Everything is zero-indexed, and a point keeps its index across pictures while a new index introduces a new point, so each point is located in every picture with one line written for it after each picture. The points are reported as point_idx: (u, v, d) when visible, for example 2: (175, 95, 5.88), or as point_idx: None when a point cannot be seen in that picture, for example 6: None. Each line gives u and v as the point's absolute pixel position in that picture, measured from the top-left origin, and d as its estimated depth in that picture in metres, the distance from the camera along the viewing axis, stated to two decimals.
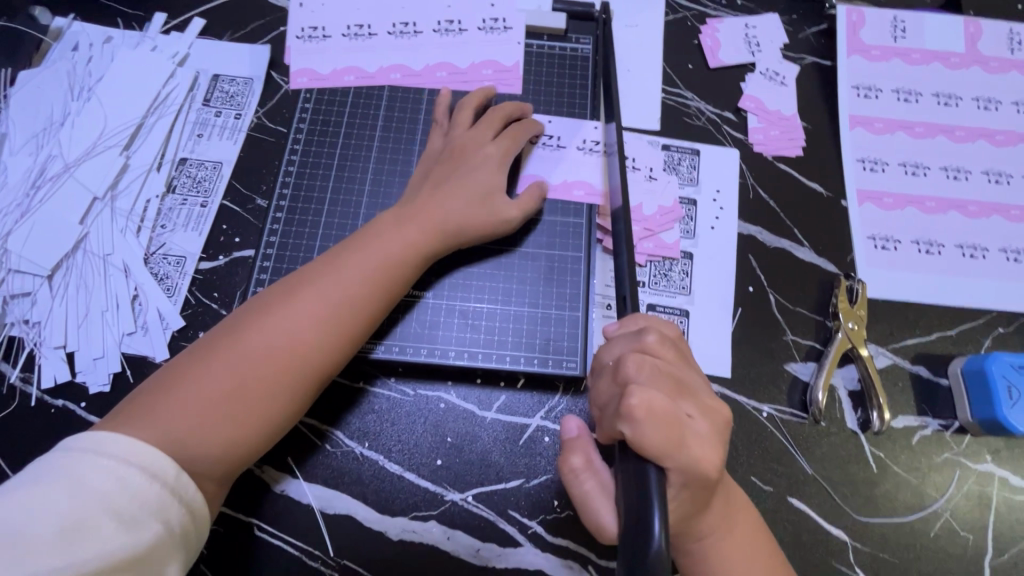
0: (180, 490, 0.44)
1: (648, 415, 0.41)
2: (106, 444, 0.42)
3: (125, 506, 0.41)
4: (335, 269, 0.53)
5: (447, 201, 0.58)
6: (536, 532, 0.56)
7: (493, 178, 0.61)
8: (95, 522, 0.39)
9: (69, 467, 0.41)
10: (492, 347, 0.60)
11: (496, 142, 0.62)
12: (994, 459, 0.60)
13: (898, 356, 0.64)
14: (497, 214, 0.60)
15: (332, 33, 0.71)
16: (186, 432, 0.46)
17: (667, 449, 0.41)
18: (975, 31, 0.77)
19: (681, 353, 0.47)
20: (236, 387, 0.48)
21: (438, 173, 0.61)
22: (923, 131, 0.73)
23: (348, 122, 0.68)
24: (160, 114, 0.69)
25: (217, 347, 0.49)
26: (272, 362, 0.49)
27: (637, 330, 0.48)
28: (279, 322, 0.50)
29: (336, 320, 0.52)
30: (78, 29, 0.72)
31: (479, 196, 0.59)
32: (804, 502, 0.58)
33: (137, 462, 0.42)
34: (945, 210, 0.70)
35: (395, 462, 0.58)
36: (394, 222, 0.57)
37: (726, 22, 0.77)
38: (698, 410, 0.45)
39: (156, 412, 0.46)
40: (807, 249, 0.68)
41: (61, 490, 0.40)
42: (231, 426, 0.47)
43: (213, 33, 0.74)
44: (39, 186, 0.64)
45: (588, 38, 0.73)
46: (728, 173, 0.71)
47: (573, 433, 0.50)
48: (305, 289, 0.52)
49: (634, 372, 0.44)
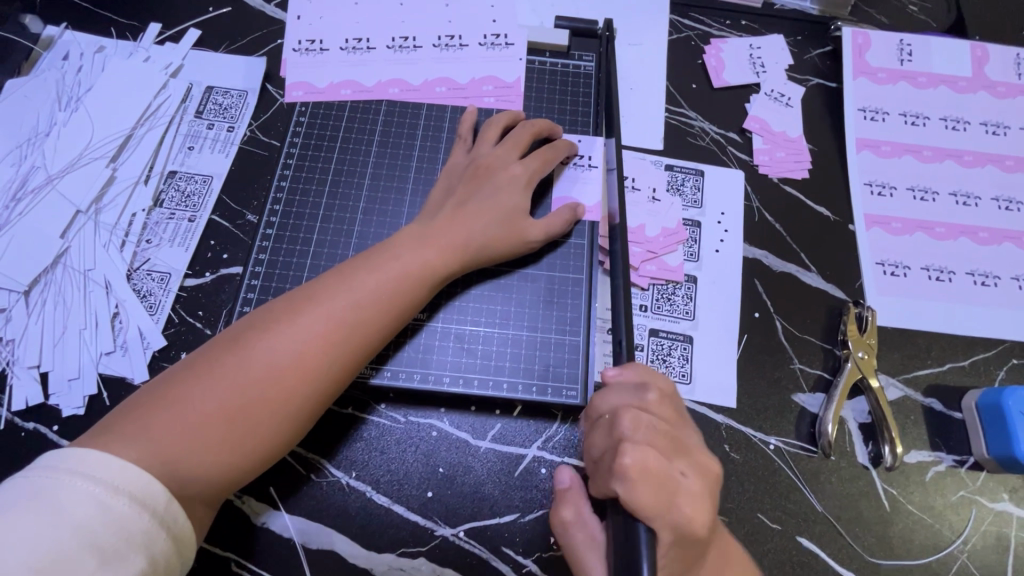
0: (169, 519, 0.41)
1: (641, 479, 0.40)
2: (92, 466, 0.39)
3: (106, 541, 0.37)
4: (348, 285, 0.51)
5: (469, 220, 0.56)
6: (531, 571, 0.53)
7: (516, 199, 0.58)
8: (74, 555, 0.36)
9: (49, 495, 0.38)
10: (489, 373, 0.57)
11: (524, 162, 0.60)
12: (1011, 498, 0.57)
13: (909, 387, 0.62)
14: (518, 236, 0.58)
15: (329, 46, 0.69)
16: (176, 455, 0.43)
17: (659, 509, 0.40)
18: (981, 56, 0.76)
19: (680, 414, 0.45)
20: (233, 407, 0.45)
21: (463, 190, 0.59)
22: (931, 155, 0.72)
23: (344, 137, 0.66)
24: (150, 126, 0.67)
25: (218, 362, 0.46)
26: (274, 382, 0.46)
27: (639, 381, 0.46)
28: (286, 338, 0.48)
29: (347, 341, 0.49)
30: (70, 38, 0.71)
31: (503, 217, 0.58)
32: (814, 542, 0.55)
33: (124, 491, 0.39)
34: (954, 236, 0.68)
35: (383, 494, 0.55)
36: (412, 238, 0.55)
37: (729, 42, 0.76)
38: (693, 469, 0.43)
39: (145, 430, 0.43)
40: (814, 274, 0.66)
41: (41, 521, 0.36)
42: (223, 448, 0.44)
43: (208, 45, 0.73)
44: (21, 198, 0.62)
45: (591, 56, 0.72)
46: (733, 194, 0.69)
47: (566, 484, 0.51)
48: (317, 305, 0.50)
49: (629, 431, 0.42)
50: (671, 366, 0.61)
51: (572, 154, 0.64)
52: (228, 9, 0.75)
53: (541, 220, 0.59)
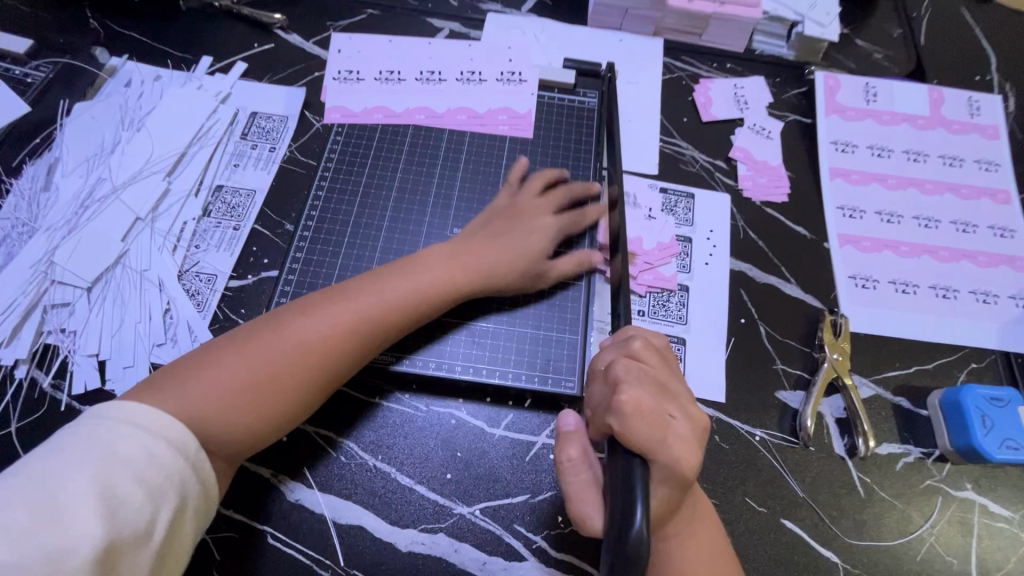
0: (197, 465, 0.46)
1: (635, 412, 0.47)
2: (136, 414, 0.45)
3: (151, 475, 0.43)
4: (376, 287, 0.58)
5: (493, 249, 0.64)
6: (541, 547, 0.58)
7: (539, 245, 0.66)
8: (123, 486, 0.42)
9: (96, 440, 0.43)
10: (496, 364, 0.64)
11: (555, 219, 0.69)
12: (974, 487, 0.64)
13: (880, 387, 0.68)
14: (535, 277, 0.66)
15: (365, 77, 0.79)
16: (206, 413, 0.48)
17: (653, 439, 0.46)
18: (937, 98, 0.87)
19: (667, 365, 0.52)
20: (262, 377, 0.51)
21: (498, 225, 0.67)
22: (895, 183, 0.81)
23: (375, 156, 0.74)
24: (201, 145, 0.75)
25: (254, 338, 0.53)
26: (299, 360, 0.53)
27: (626, 338, 0.54)
28: (314, 325, 0.54)
29: (365, 333, 0.56)
30: (131, 68, 0.80)
31: (523, 256, 0.65)
32: (796, 524, 0.61)
33: (162, 436, 0.45)
34: (918, 254, 0.76)
35: (406, 474, 0.61)
36: (442, 255, 0.63)
37: (716, 82, 0.86)
38: (682, 413, 0.49)
39: (183, 388, 0.49)
40: (793, 286, 0.74)
41: (92, 459, 0.42)
42: (246, 414, 0.50)
43: (254, 76, 0.82)
44: (88, 206, 0.69)
45: (594, 92, 0.81)
46: (721, 214, 0.77)
47: (571, 426, 0.53)
48: (345, 300, 0.57)
49: (622, 377, 0.49)
50: None
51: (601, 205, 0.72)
52: (272, 46, 0.84)
53: (556, 265, 0.67)
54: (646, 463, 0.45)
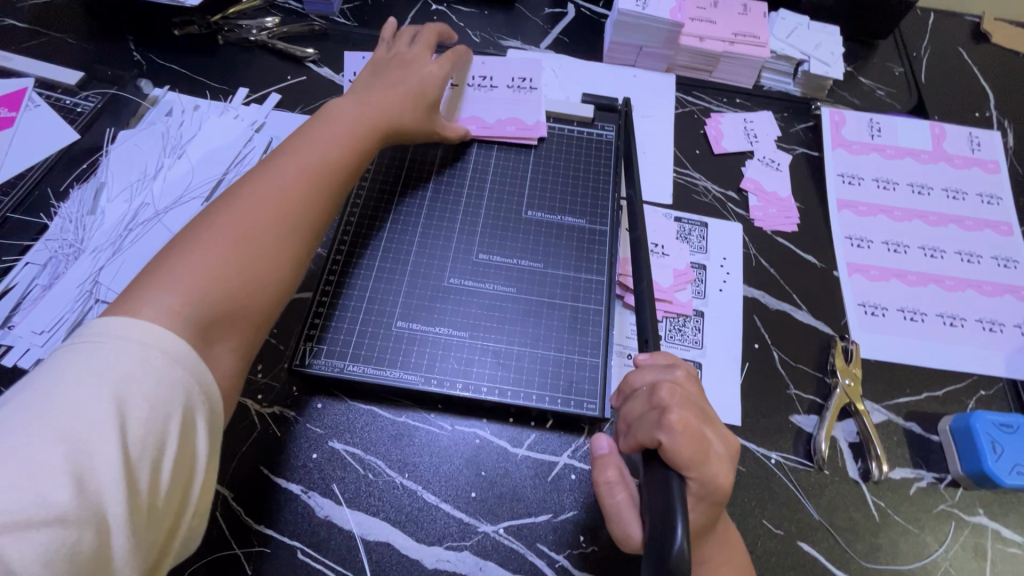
0: (199, 371, 0.44)
1: (681, 433, 0.48)
2: (119, 331, 0.43)
3: (151, 391, 0.41)
4: (309, 142, 0.63)
5: (397, 92, 0.72)
6: (564, 566, 0.60)
7: (432, 74, 0.77)
8: (123, 404, 0.39)
9: (88, 360, 0.41)
10: (520, 385, 0.66)
11: (439, 59, 0.79)
12: (986, 511, 0.65)
13: (892, 412, 0.70)
14: (436, 107, 0.76)
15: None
16: (201, 291, 0.49)
17: (695, 460, 0.47)
18: (940, 134, 0.91)
19: (703, 388, 0.54)
20: (240, 240, 0.53)
21: (392, 67, 0.76)
22: (901, 215, 0.84)
23: (403, 182, 0.77)
24: (238, 172, 0.78)
25: (208, 224, 0.53)
26: (264, 214, 0.56)
27: (669, 363, 0.55)
28: (261, 187, 0.57)
29: (316, 176, 0.61)
30: (172, 98, 0.84)
31: (424, 90, 0.75)
32: (813, 546, 0.62)
33: (153, 344, 0.43)
34: (925, 284, 0.79)
35: (432, 492, 0.62)
36: (342, 104, 0.69)
37: (727, 116, 0.90)
38: (721, 435, 0.51)
39: (168, 278, 0.48)
40: (805, 313, 0.76)
41: (87, 377, 0.39)
42: (237, 278, 0.52)
43: (287, 106, 0.86)
44: (132, 229, 0.72)
45: (611, 126, 0.85)
46: (733, 243, 0.80)
47: (605, 450, 0.55)
48: (282, 162, 0.60)
49: (668, 396, 0.51)
50: None
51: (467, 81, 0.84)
52: (304, 78, 0.89)
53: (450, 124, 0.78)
54: (686, 480, 0.47)
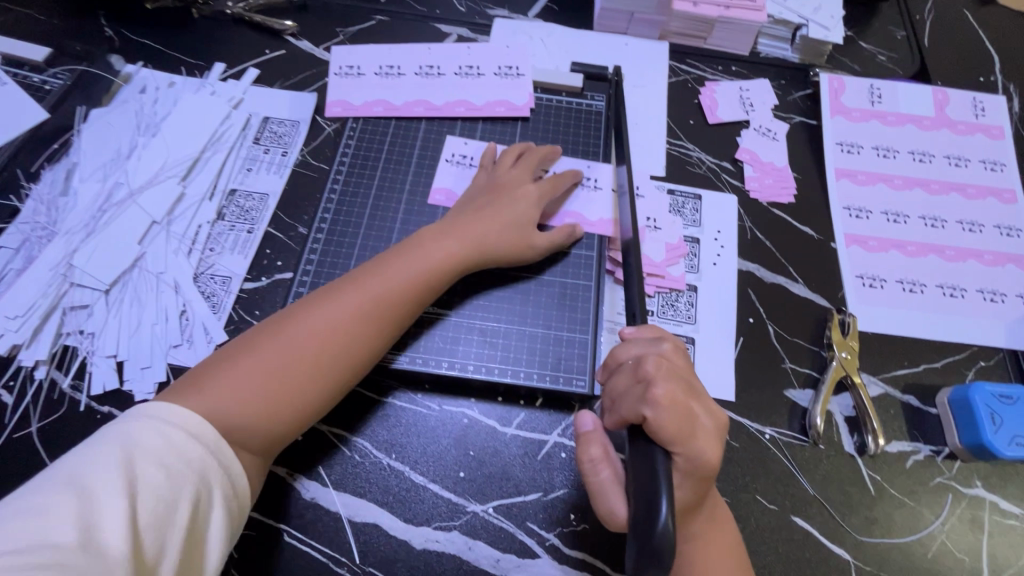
0: (222, 457, 0.48)
1: (666, 407, 0.47)
2: (164, 411, 0.48)
3: (178, 464, 0.45)
4: (376, 278, 0.59)
5: (482, 223, 0.65)
6: (554, 544, 0.59)
7: (530, 212, 0.68)
8: (153, 471, 0.44)
9: (134, 431, 0.46)
10: (507, 363, 0.65)
11: (537, 184, 0.70)
12: (984, 484, 0.64)
13: (889, 385, 0.69)
14: (529, 242, 0.67)
15: (365, 71, 0.80)
16: (233, 410, 0.50)
17: (679, 435, 0.46)
18: (942, 99, 0.87)
19: (690, 361, 0.53)
20: (282, 369, 0.53)
21: (488, 198, 0.67)
22: (901, 183, 0.81)
23: (386, 158, 0.75)
24: (216, 150, 0.76)
25: (268, 336, 0.55)
26: (315, 345, 0.55)
27: (656, 336, 0.53)
28: (324, 312, 0.56)
29: (368, 333, 0.57)
30: (146, 74, 0.81)
31: (515, 225, 0.66)
32: (806, 520, 0.61)
33: (186, 428, 0.47)
34: (925, 254, 0.77)
35: (420, 472, 0.61)
36: (432, 235, 0.63)
37: (722, 84, 0.87)
38: (707, 408, 0.50)
39: (214, 386, 0.51)
40: (801, 286, 0.74)
41: (120, 450, 0.44)
42: (267, 405, 0.52)
43: (265, 81, 0.83)
44: (106, 209, 0.70)
45: (601, 96, 0.82)
46: (728, 215, 0.78)
47: (589, 427, 0.53)
48: (352, 290, 0.58)
49: (652, 370, 0.49)
50: None
51: (579, 178, 0.73)
52: (283, 52, 0.85)
53: (548, 231, 0.68)
54: (671, 455, 0.46)
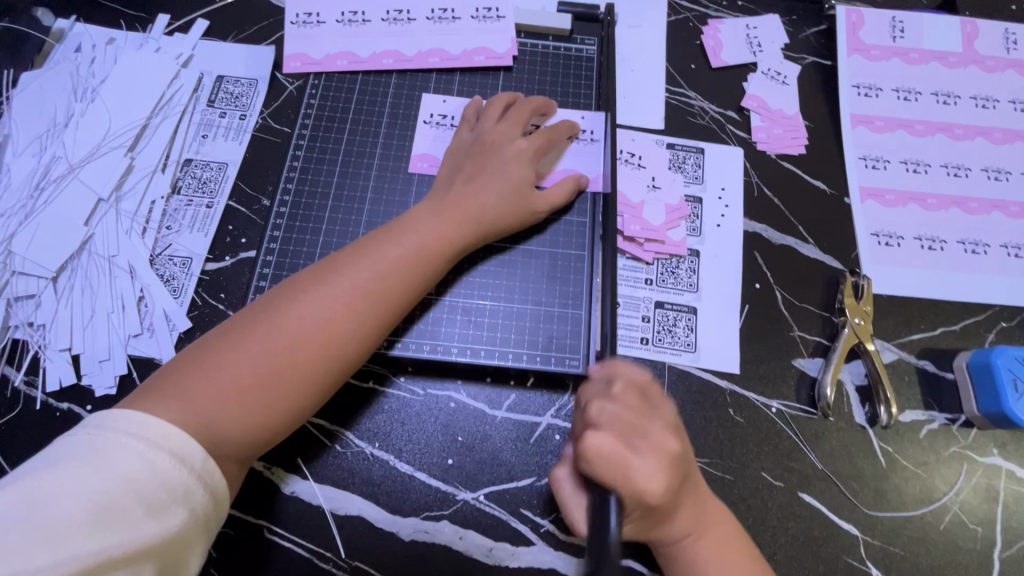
0: (207, 477, 0.42)
1: (597, 456, 0.42)
2: (136, 426, 0.41)
3: (153, 493, 0.39)
4: (369, 262, 0.53)
5: (477, 195, 0.58)
6: (549, 530, 0.56)
7: (525, 172, 0.61)
8: (122, 502, 0.38)
9: (100, 449, 0.40)
10: (495, 344, 0.60)
11: (528, 139, 0.62)
12: (1001, 452, 0.61)
13: (904, 351, 0.65)
14: (527, 208, 0.60)
15: (325, 19, 0.71)
16: (217, 418, 0.44)
17: (617, 485, 0.42)
18: (971, 31, 0.78)
19: (648, 398, 0.48)
20: (271, 368, 0.47)
21: (469, 166, 0.60)
22: (923, 129, 0.74)
23: (354, 118, 0.68)
24: (164, 115, 0.68)
25: (250, 332, 0.48)
26: (306, 339, 0.48)
27: (607, 376, 0.49)
28: (315, 303, 0.50)
29: (364, 325, 0.51)
30: (80, 31, 0.72)
31: (510, 190, 0.60)
32: (814, 497, 0.58)
33: (164, 447, 0.41)
34: (946, 207, 0.71)
35: (405, 461, 0.58)
36: (424, 216, 0.57)
37: (726, 23, 0.78)
38: (651, 451, 0.44)
39: (192, 389, 0.45)
40: (811, 246, 0.68)
41: (88, 475, 0.38)
42: (255, 407, 0.46)
43: (217, 34, 0.74)
44: (44, 187, 0.64)
45: (592, 39, 0.73)
46: (733, 171, 0.71)
47: (559, 452, 0.49)
48: (341, 277, 0.51)
49: (595, 417, 0.45)
50: (676, 336, 0.64)
51: (576, 132, 0.66)
52: None
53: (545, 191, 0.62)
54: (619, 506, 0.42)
